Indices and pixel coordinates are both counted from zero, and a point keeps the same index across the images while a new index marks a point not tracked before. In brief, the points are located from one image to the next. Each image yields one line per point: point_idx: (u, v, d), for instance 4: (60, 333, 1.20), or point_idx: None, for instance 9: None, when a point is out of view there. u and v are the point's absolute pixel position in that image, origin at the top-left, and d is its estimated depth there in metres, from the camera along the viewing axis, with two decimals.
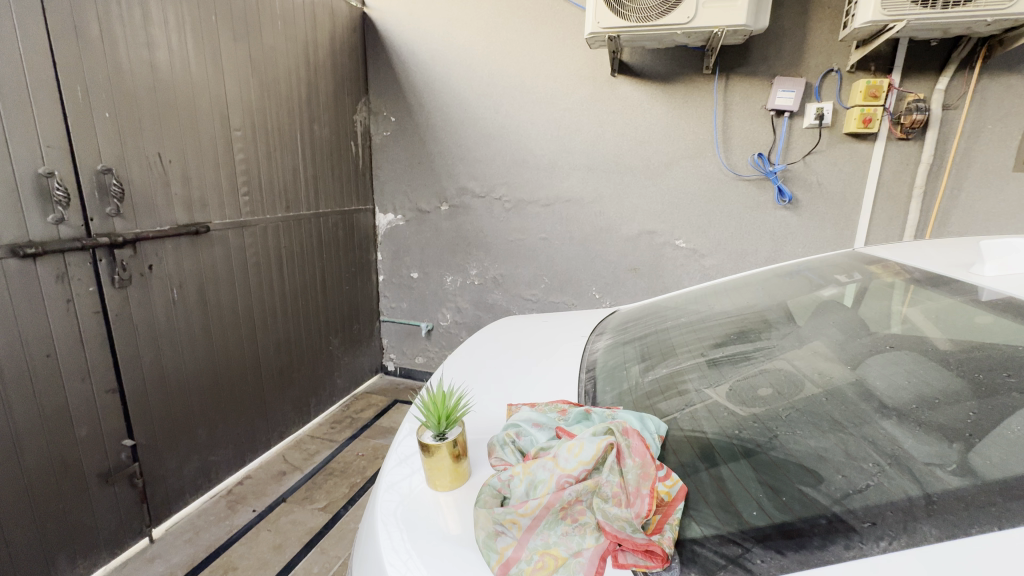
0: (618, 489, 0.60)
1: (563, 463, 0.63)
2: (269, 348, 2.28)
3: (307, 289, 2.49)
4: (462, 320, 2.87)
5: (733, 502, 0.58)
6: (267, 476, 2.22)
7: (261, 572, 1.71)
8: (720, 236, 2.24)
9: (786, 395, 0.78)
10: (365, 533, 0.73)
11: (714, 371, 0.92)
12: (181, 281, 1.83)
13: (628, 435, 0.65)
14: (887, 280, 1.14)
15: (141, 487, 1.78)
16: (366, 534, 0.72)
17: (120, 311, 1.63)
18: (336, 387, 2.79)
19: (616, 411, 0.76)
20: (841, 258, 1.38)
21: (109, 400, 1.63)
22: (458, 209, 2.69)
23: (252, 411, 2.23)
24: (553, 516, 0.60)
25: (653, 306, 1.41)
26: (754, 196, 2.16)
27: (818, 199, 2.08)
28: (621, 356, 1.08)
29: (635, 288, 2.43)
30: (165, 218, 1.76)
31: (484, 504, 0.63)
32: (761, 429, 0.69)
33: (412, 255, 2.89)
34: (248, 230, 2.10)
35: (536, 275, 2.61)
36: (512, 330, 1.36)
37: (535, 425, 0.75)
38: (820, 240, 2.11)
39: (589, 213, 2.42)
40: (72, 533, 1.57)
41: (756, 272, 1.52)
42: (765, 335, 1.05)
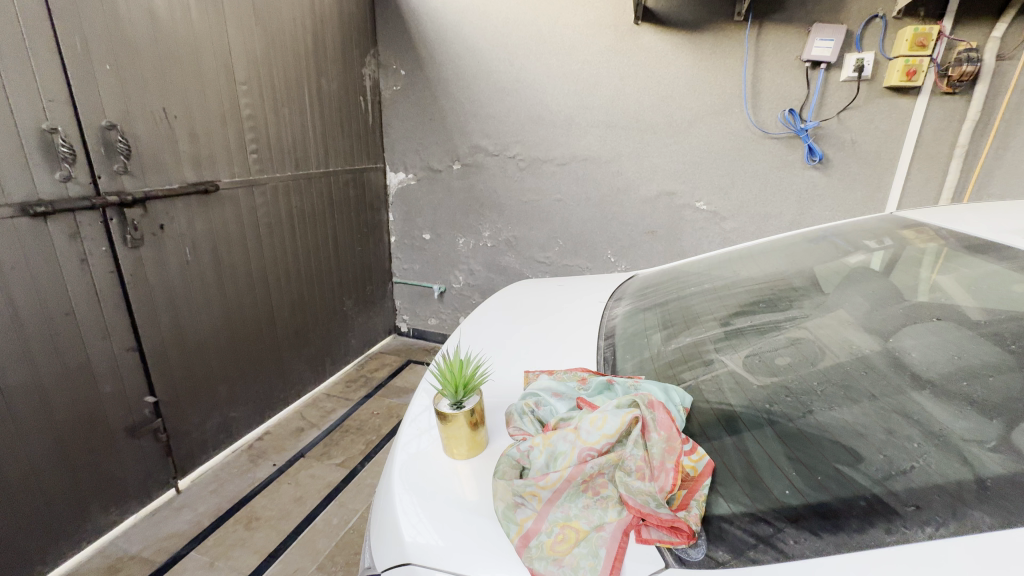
0: (642, 463, 0.58)
1: (585, 436, 0.61)
2: (283, 307, 2.28)
3: (319, 250, 2.47)
4: (475, 282, 2.85)
5: (766, 480, 0.56)
6: (285, 432, 2.28)
7: (284, 522, 1.78)
8: (742, 197, 2.15)
9: (814, 365, 0.75)
10: (379, 495, 0.74)
11: (738, 338, 0.88)
12: (194, 241, 1.82)
13: (653, 409, 0.62)
14: (921, 246, 1.08)
15: (165, 441, 1.84)
16: (381, 496, 0.73)
17: (135, 270, 1.63)
18: (350, 347, 2.82)
19: (639, 380, 0.74)
20: (871, 222, 1.31)
21: (130, 358, 1.66)
22: (471, 168, 2.60)
23: (269, 369, 2.26)
24: (574, 488, 0.59)
25: (674, 271, 1.36)
26: (782, 155, 2.05)
27: (851, 158, 1.96)
28: (642, 323, 1.04)
29: (651, 251, 2.36)
30: (174, 176, 1.72)
31: (503, 475, 0.63)
32: (794, 403, 0.65)
33: (424, 216, 2.84)
34: (258, 189, 2.06)
35: (550, 238, 2.55)
36: (527, 295, 1.33)
37: (555, 394, 0.73)
38: (849, 203, 2.01)
39: (607, 172, 2.32)
40: (103, 483, 1.64)
41: (781, 236, 1.46)
42: (789, 301, 1.00)
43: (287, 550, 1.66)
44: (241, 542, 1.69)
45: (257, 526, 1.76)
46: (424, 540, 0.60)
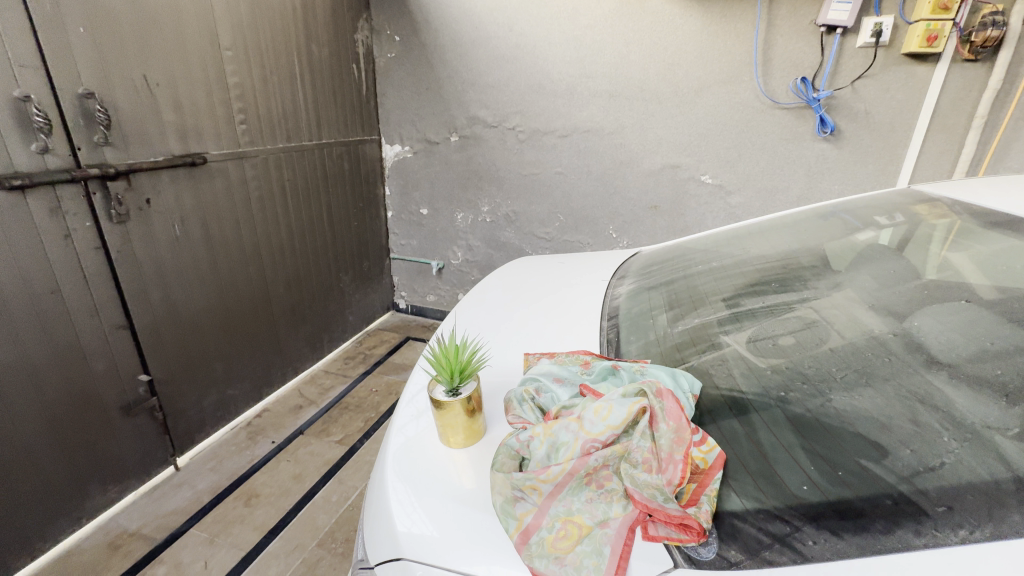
0: (649, 455, 0.55)
1: (589, 427, 0.57)
2: (278, 284, 2.24)
3: (314, 224, 2.40)
4: (473, 259, 2.80)
5: (781, 476, 0.52)
6: (284, 409, 2.27)
7: (283, 499, 1.78)
8: (750, 170, 2.07)
9: (829, 346, 0.70)
10: (372, 483, 0.71)
11: (746, 318, 0.84)
12: (183, 216, 1.76)
13: (661, 397, 0.58)
14: (935, 222, 1.03)
15: (162, 419, 1.82)
16: (374, 484, 0.70)
17: (122, 247, 1.58)
18: (348, 324, 2.79)
19: (646, 365, 0.70)
20: (882, 197, 1.25)
21: (121, 336, 1.62)
22: (468, 140, 2.51)
23: (265, 346, 2.23)
24: (577, 482, 0.55)
25: (679, 248, 1.30)
26: (792, 127, 1.97)
27: (864, 129, 1.88)
28: (647, 303, 1.00)
29: (654, 226, 2.30)
30: (159, 147, 1.65)
31: (502, 468, 0.59)
32: (811, 390, 0.61)
33: (421, 190, 2.76)
34: (248, 162, 1.98)
35: (550, 213, 2.49)
36: (526, 273, 1.28)
37: (556, 380, 0.69)
38: (860, 176, 1.94)
39: (610, 145, 2.24)
40: (100, 461, 1.63)
41: (789, 212, 1.40)
42: (799, 279, 0.96)
43: (287, 527, 1.66)
44: (241, 518, 1.70)
45: (256, 503, 1.76)
46: (418, 531, 0.58)
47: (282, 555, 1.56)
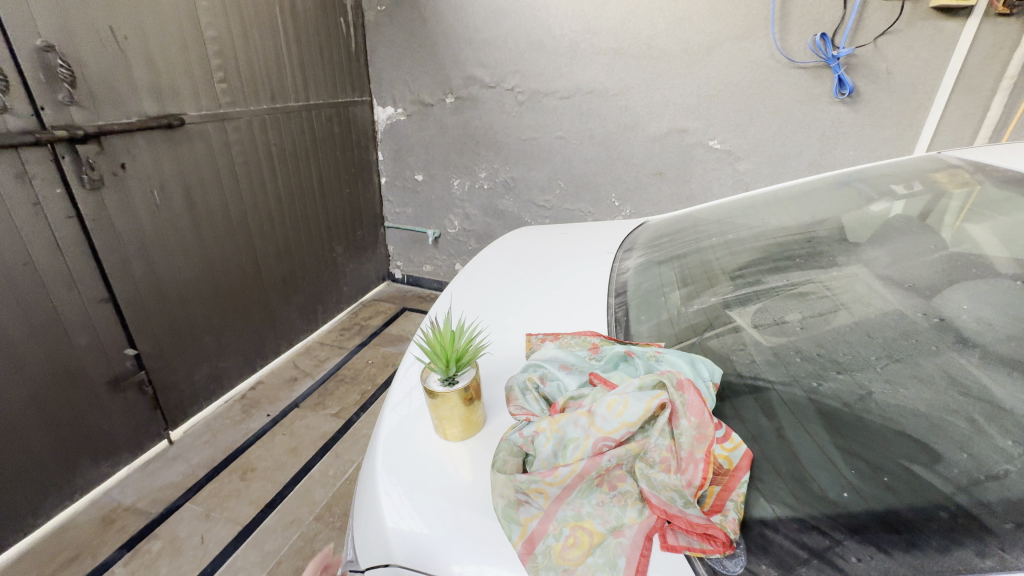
0: (667, 454, 0.50)
1: (601, 423, 0.51)
2: (268, 254, 2.15)
3: (304, 192, 2.29)
4: (470, 228, 2.70)
5: (817, 479, 0.47)
6: (278, 382, 2.23)
7: (279, 473, 1.76)
8: (761, 135, 1.96)
9: (861, 325, 0.64)
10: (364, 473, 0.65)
11: (764, 293, 0.77)
12: (163, 182, 1.66)
13: (682, 391, 0.52)
14: (956, 192, 0.95)
15: (152, 393, 1.77)
16: (366, 475, 0.64)
17: (98, 215, 1.48)
18: (342, 295, 2.72)
19: (662, 351, 0.63)
20: (898, 165, 1.17)
21: (104, 310, 1.55)
22: (465, 102, 2.38)
23: (258, 318, 2.17)
24: (587, 484, 0.50)
25: (689, 218, 1.22)
26: (807, 88, 1.84)
27: (883, 92, 1.76)
28: (658, 278, 0.93)
29: (658, 194, 2.21)
30: (132, 108, 1.53)
31: (504, 468, 0.53)
32: (847, 380, 0.55)
33: (415, 155, 2.64)
34: (230, 123, 1.86)
35: (550, 180, 2.38)
36: (527, 245, 1.21)
37: (562, 367, 0.62)
38: (877, 142, 1.83)
39: (614, 107, 2.12)
40: (90, 437, 1.59)
41: (804, 179, 1.32)
42: (819, 250, 0.88)
43: (283, 501, 1.64)
44: (237, 492, 1.68)
45: (252, 477, 1.73)
46: (406, 527, 0.53)
47: (279, 529, 1.55)
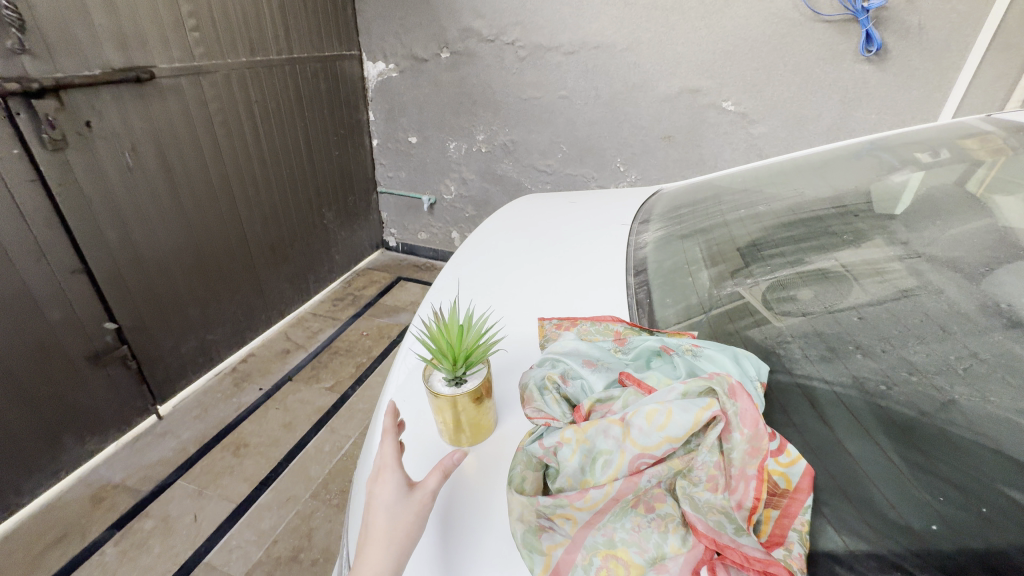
0: (716, 472, 0.43)
1: (639, 438, 0.43)
2: (254, 221, 2.03)
3: (291, 154, 2.15)
4: (467, 194, 2.57)
5: (897, 508, 0.40)
6: (270, 354, 2.16)
7: (274, 449, 1.70)
8: (778, 97, 1.80)
9: (929, 312, 0.54)
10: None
11: (806, 273, 0.68)
12: (134, 142, 1.52)
13: (734, 398, 0.44)
14: (989, 161, 0.85)
15: (137, 368, 1.69)
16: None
17: (64, 179, 1.36)
18: (334, 264, 2.61)
19: (700, 345, 0.55)
20: (929, 130, 1.06)
21: (77, 282, 1.45)
22: (461, 57, 2.21)
23: (245, 288, 2.07)
24: (621, 506, 0.43)
25: (708, 186, 1.12)
26: (831, 44, 1.65)
27: (913, 48, 1.57)
28: (680, 254, 0.84)
29: (666, 159, 2.07)
30: (93, 58, 1.38)
31: (523, 489, 0.46)
32: (922, 384, 0.47)
33: (408, 115, 2.48)
34: (207, 78, 1.70)
35: (552, 142, 2.24)
36: (534, 216, 1.10)
37: (586, 364, 0.54)
38: (901, 105, 1.66)
39: (621, 64, 1.95)
40: (73, 414, 1.52)
41: (824, 146, 1.21)
42: (864, 219, 0.77)
43: (278, 478, 1.60)
44: (230, 469, 1.63)
45: (245, 453, 1.68)
46: None
47: (275, 507, 1.50)
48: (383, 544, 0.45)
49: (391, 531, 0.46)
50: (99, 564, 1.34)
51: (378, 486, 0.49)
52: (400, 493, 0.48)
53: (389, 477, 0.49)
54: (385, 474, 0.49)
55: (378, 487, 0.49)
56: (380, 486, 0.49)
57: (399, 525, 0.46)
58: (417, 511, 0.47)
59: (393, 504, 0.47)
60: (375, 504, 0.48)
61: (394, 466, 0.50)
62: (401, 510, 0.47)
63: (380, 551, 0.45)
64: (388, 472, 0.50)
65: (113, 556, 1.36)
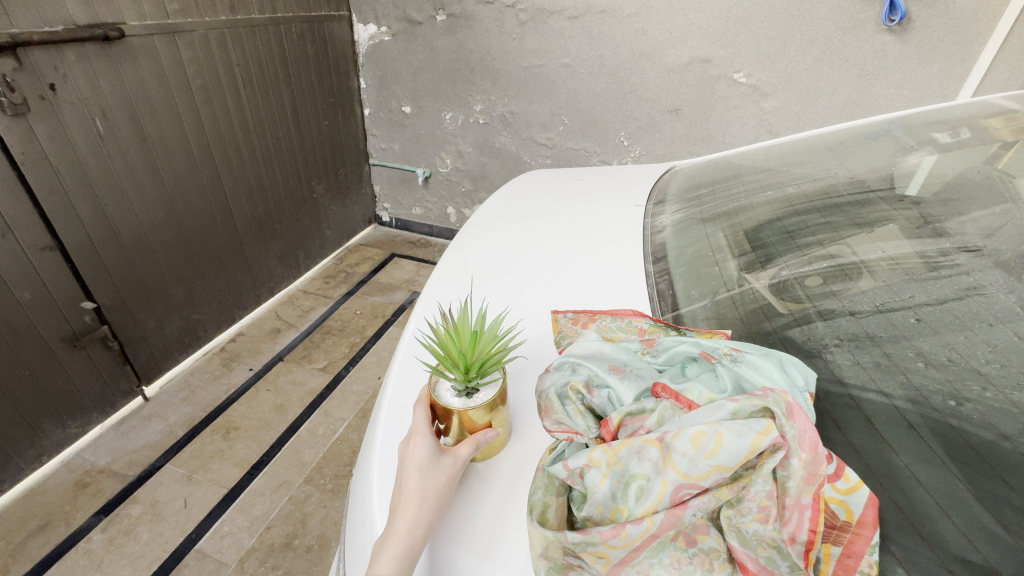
0: (768, 502, 0.37)
1: (681, 464, 0.37)
2: (239, 194, 1.92)
3: (277, 123, 2.02)
4: (463, 167, 2.47)
5: (978, 549, 0.35)
6: (260, 334, 2.08)
7: (265, 432, 1.65)
8: (793, 68, 1.69)
9: (995, 313, 0.49)
10: (384, 422, 0.58)
11: (848, 265, 0.61)
12: (104, 108, 1.40)
13: (792, 418, 0.37)
14: (1017, 141, 0.79)
15: (119, 349, 1.61)
16: (390, 426, 0.57)
17: (27, 148, 1.25)
18: (325, 240, 2.52)
19: (740, 348, 0.49)
20: (957, 107, 0.98)
21: (49, 259, 1.35)
22: (457, 20, 2.06)
23: (232, 265, 1.98)
24: (661, 541, 0.38)
25: (725, 164, 1.05)
26: (852, 12, 1.54)
27: (938, 17, 1.47)
28: (704, 239, 0.77)
29: (672, 133, 1.97)
30: (53, 12, 1.25)
31: (546, 521, 0.40)
32: (1000, 402, 0.41)
33: (401, 83, 2.35)
34: (182, 38, 1.57)
35: (553, 115, 2.13)
36: (540, 194, 1.03)
37: (614, 370, 0.48)
38: (920, 80, 1.56)
39: (628, 30, 1.82)
40: (53, 398, 1.45)
41: (840, 124, 1.13)
42: (906, 203, 0.71)
43: (270, 462, 1.55)
44: (220, 454, 1.57)
45: (236, 437, 1.63)
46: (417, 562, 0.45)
47: (268, 492, 1.46)
48: (415, 503, 0.44)
49: (425, 490, 0.45)
50: (86, 551, 1.30)
51: (410, 448, 0.48)
52: (432, 455, 0.47)
53: (420, 440, 0.48)
54: (418, 438, 0.48)
55: (410, 449, 0.47)
56: (413, 448, 0.47)
57: (431, 485, 0.45)
58: (450, 473, 0.46)
59: (426, 465, 0.46)
60: (407, 466, 0.46)
61: (426, 431, 0.49)
62: (434, 471, 0.46)
63: (414, 509, 0.44)
64: (419, 436, 0.48)
65: (100, 544, 1.32)
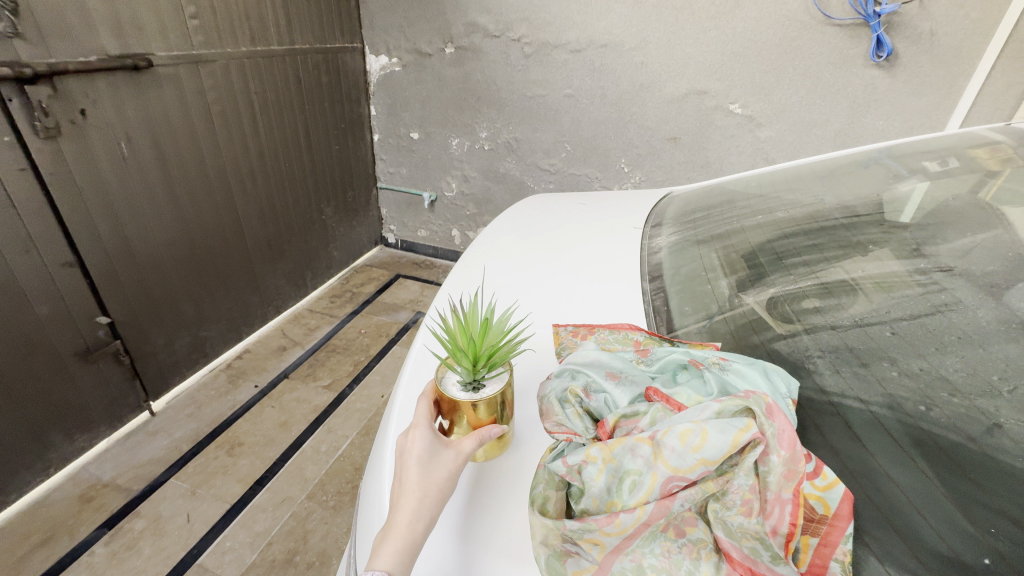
0: (751, 496, 0.40)
1: (671, 459, 0.41)
2: (251, 214, 1.99)
3: (290, 148, 2.11)
4: (469, 191, 2.54)
5: (947, 542, 0.38)
6: (266, 351, 2.12)
7: (269, 448, 1.67)
8: (787, 100, 1.76)
9: (964, 329, 0.52)
10: (394, 418, 0.62)
11: (831, 284, 0.65)
12: (128, 132, 1.47)
13: (772, 418, 0.41)
14: (999, 171, 0.83)
15: (129, 363, 1.64)
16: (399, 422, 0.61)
17: (55, 169, 1.31)
18: (332, 260, 2.58)
19: (728, 358, 0.53)
20: (942, 139, 1.03)
21: (68, 275, 1.40)
22: (465, 53, 2.17)
23: (241, 283, 2.03)
24: (652, 531, 0.41)
25: (720, 190, 1.10)
26: (842, 48, 1.62)
27: (924, 55, 1.55)
28: (697, 260, 0.81)
29: (671, 161, 2.04)
30: (88, 44, 1.33)
31: (546, 511, 0.44)
32: (964, 407, 0.45)
33: (410, 111, 2.44)
34: (205, 68, 1.66)
35: (556, 142, 2.21)
36: (543, 216, 1.08)
37: (610, 377, 0.52)
38: (909, 112, 1.63)
39: (628, 63, 1.92)
40: (62, 411, 1.48)
41: (830, 154, 1.18)
42: (888, 227, 0.75)
43: (273, 478, 1.56)
44: (224, 469, 1.59)
45: (240, 453, 1.65)
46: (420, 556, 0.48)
47: (269, 508, 1.47)
48: (416, 497, 0.47)
49: (425, 485, 0.47)
50: (88, 565, 1.30)
51: (409, 441, 0.50)
52: (432, 450, 0.50)
53: (419, 434, 0.51)
54: (417, 431, 0.51)
55: (410, 442, 0.50)
56: (412, 441, 0.50)
57: (432, 480, 0.48)
58: (452, 467, 0.49)
59: (427, 459, 0.49)
60: (407, 458, 0.49)
61: (425, 424, 0.52)
62: (433, 465, 0.49)
63: (415, 503, 0.46)
64: (419, 429, 0.51)
65: (102, 558, 1.33)
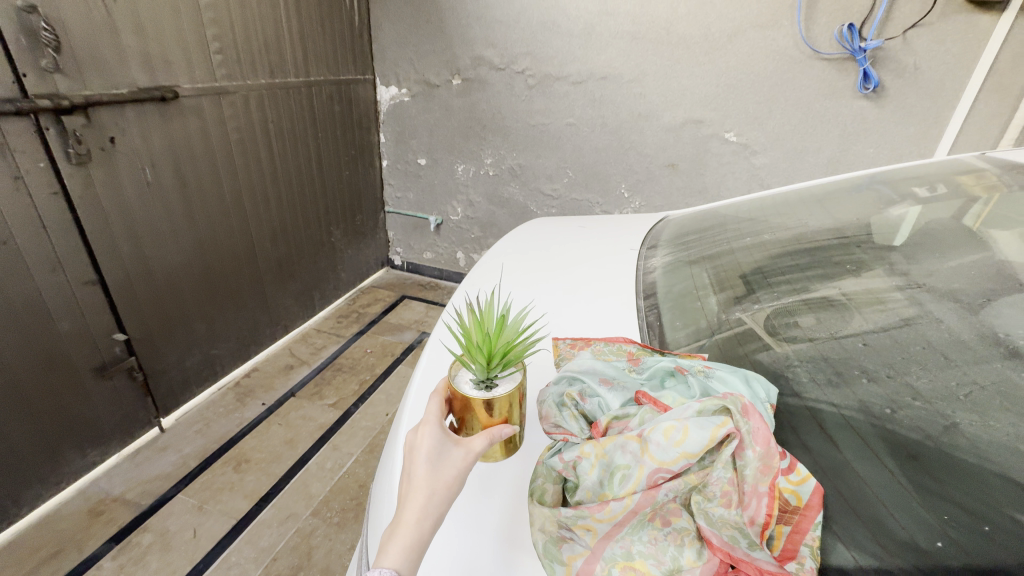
0: (729, 488, 0.45)
1: (658, 453, 0.45)
2: (263, 236, 2.06)
3: (302, 173, 2.20)
4: (474, 215, 2.62)
5: (905, 527, 0.42)
6: (273, 370, 2.16)
7: (274, 465, 1.70)
8: (779, 129, 1.84)
9: (932, 341, 0.57)
10: (405, 425, 0.66)
11: (811, 300, 0.70)
12: (153, 158, 1.56)
13: (747, 417, 0.46)
14: (986, 197, 0.88)
15: (142, 379, 1.69)
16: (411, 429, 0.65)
17: (84, 192, 1.39)
18: (340, 282, 2.64)
19: (713, 366, 0.57)
20: (932, 167, 1.09)
21: (90, 293, 1.46)
22: (472, 84, 2.28)
23: (252, 303, 2.09)
24: (639, 519, 0.45)
25: (714, 214, 1.15)
26: (831, 80, 1.71)
27: (909, 87, 1.63)
28: (689, 279, 0.86)
29: (670, 186, 2.11)
30: (121, 77, 1.43)
31: (546, 500, 0.50)
32: (927, 410, 0.49)
33: (418, 138, 2.55)
34: (226, 99, 1.76)
35: (559, 168, 2.29)
36: (545, 238, 1.13)
37: (603, 382, 0.57)
38: (898, 141, 1.70)
39: (627, 94, 2.01)
40: (77, 425, 1.52)
41: (821, 180, 1.24)
42: (869, 249, 0.80)
43: (278, 495, 1.59)
44: (231, 485, 1.61)
45: (246, 469, 1.67)
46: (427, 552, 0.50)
47: (275, 524, 1.49)
48: (424, 493, 0.49)
49: (434, 482, 0.50)
50: None
51: (419, 437, 0.53)
52: (440, 447, 0.52)
53: (429, 430, 0.53)
54: (426, 428, 0.54)
55: (420, 439, 0.53)
56: (422, 438, 0.53)
57: (440, 476, 0.50)
58: (460, 465, 0.52)
59: (436, 456, 0.51)
60: (416, 455, 0.51)
61: (435, 422, 0.54)
62: (442, 462, 0.51)
63: (424, 499, 0.49)
64: (429, 426, 0.54)
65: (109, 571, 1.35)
